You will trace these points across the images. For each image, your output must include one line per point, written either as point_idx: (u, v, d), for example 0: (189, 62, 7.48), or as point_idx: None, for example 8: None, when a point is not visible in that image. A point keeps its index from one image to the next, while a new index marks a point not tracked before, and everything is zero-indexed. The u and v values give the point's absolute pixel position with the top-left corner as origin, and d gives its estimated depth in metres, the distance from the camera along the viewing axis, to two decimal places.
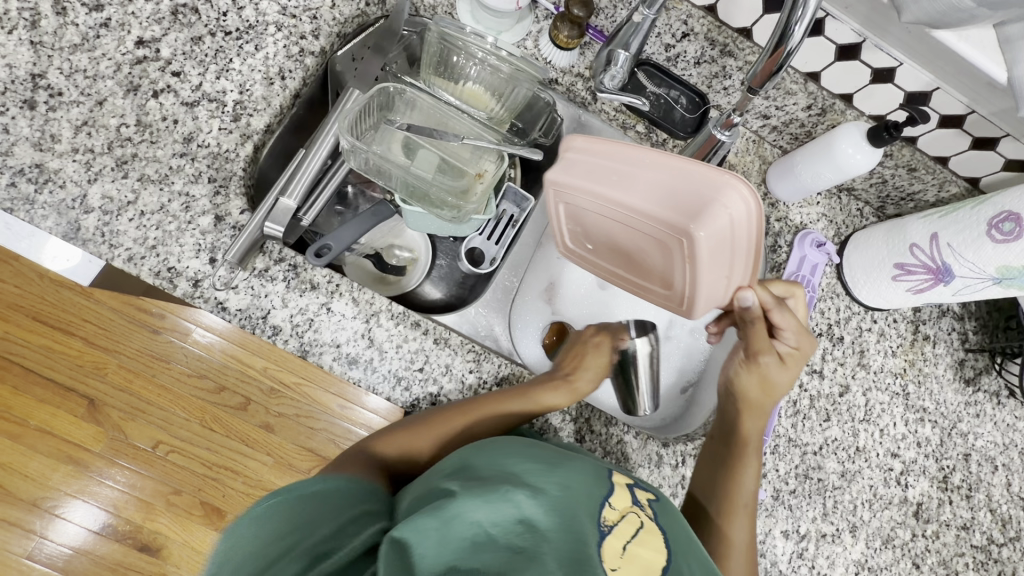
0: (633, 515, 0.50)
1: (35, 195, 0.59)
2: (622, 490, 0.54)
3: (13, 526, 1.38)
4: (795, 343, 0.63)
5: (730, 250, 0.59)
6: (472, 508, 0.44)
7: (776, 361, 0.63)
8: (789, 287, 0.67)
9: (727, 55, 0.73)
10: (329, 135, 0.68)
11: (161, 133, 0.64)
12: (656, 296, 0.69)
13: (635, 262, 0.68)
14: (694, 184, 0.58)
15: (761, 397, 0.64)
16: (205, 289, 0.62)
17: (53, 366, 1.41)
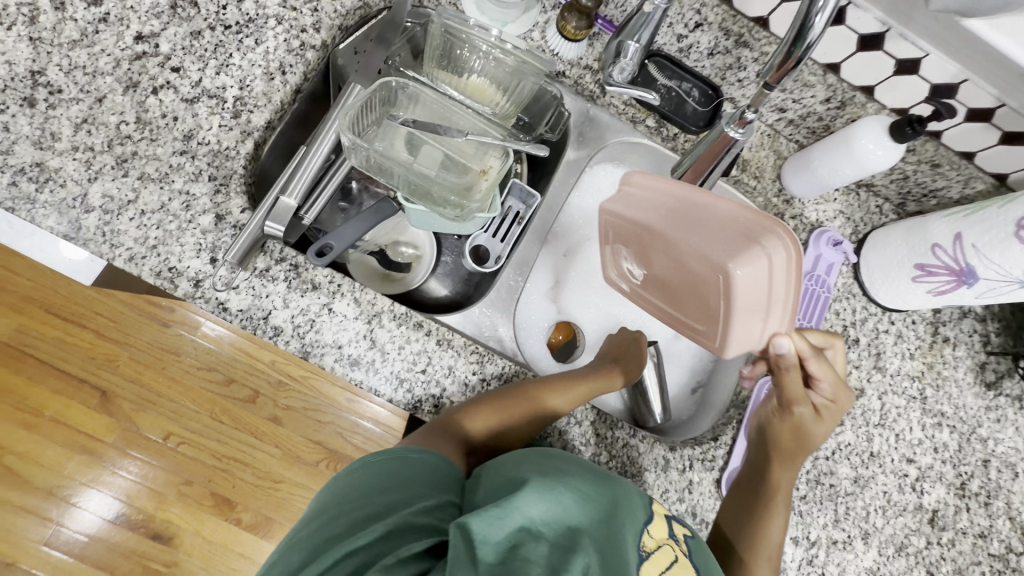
0: (668, 548, 0.55)
1: (36, 194, 0.59)
2: (661, 521, 0.58)
3: (30, 513, 1.39)
4: (830, 397, 0.66)
5: (767, 298, 0.61)
6: (535, 505, 0.48)
7: (811, 414, 0.66)
8: (830, 338, 0.68)
9: (742, 46, 0.70)
10: (330, 132, 0.66)
11: (161, 131, 0.63)
12: (694, 331, 0.71)
13: (677, 292, 0.72)
14: (738, 225, 0.61)
15: (795, 448, 0.66)
16: (206, 290, 0.61)
17: (66, 358, 1.43)
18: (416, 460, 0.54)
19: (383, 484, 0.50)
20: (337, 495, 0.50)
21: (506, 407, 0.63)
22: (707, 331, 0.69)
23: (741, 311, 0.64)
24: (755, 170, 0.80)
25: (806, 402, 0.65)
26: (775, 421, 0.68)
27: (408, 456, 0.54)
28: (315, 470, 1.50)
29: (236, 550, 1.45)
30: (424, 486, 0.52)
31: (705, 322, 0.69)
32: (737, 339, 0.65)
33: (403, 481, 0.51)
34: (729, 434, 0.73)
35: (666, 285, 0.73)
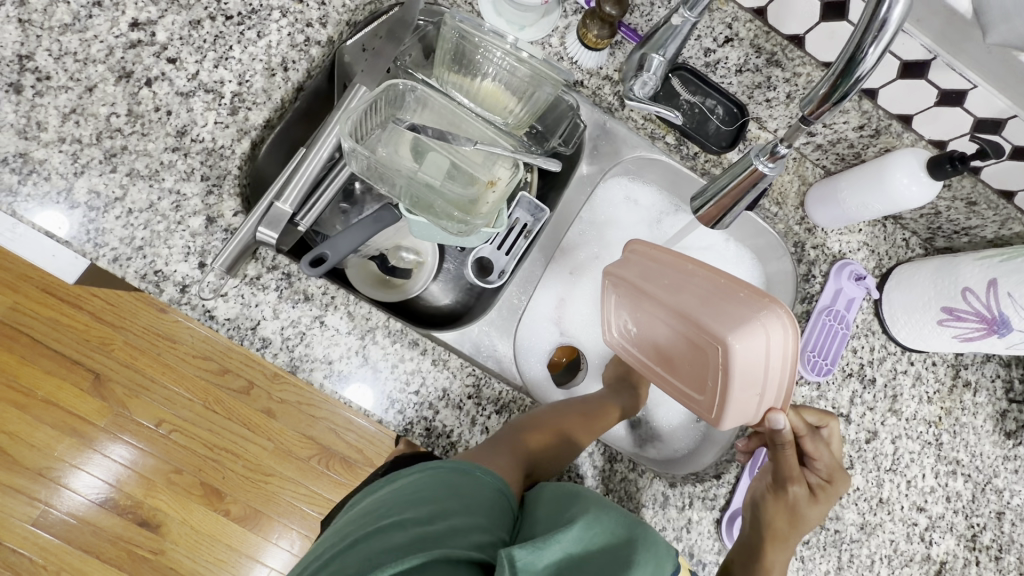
0: None
1: (18, 187, 0.56)
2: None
3: (17, 493, 1.37)
4: (826, 477, 0.64)
5: (763, 374, 0.61)
6: (577, 541, 0.47)
7: (806, 494, 0.62)
8: (824, 417, 0.66)
9: (774, 65, 0.66)
10: (330, 135, 0.63)
11: (153, 125, 0.59)
12: (684, 396, 0.68)
13: (676, 361, 0.68)
14: (741, 300, 0.61)
15: (788, 529, 0.61)
16: (192, 296, 0.58)
17: (60, 339, 1.41)
18: (484, 482, 0.53)
19: (447, 503, 0.49)
20: (401, 501, 0.50)
21: (561, 429, 0.63)
22: (702, 402, 0.65)
23: (738, 388, 0.61)
24: (777, 196, 0.76)
25: (802, 480, 0.62)
26: (769, 499, 0.63)
27: (477, 475, 0.53)
28: (307, 466, 1.48)
29: (223, 541, 1.43)
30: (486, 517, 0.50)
31: (702, 393, 0.65)
32: (734, 415, 0.62)
33: (466, 506, 0.50)
34: (732, 473, 0.70)
35: (662, 353, 0.69)
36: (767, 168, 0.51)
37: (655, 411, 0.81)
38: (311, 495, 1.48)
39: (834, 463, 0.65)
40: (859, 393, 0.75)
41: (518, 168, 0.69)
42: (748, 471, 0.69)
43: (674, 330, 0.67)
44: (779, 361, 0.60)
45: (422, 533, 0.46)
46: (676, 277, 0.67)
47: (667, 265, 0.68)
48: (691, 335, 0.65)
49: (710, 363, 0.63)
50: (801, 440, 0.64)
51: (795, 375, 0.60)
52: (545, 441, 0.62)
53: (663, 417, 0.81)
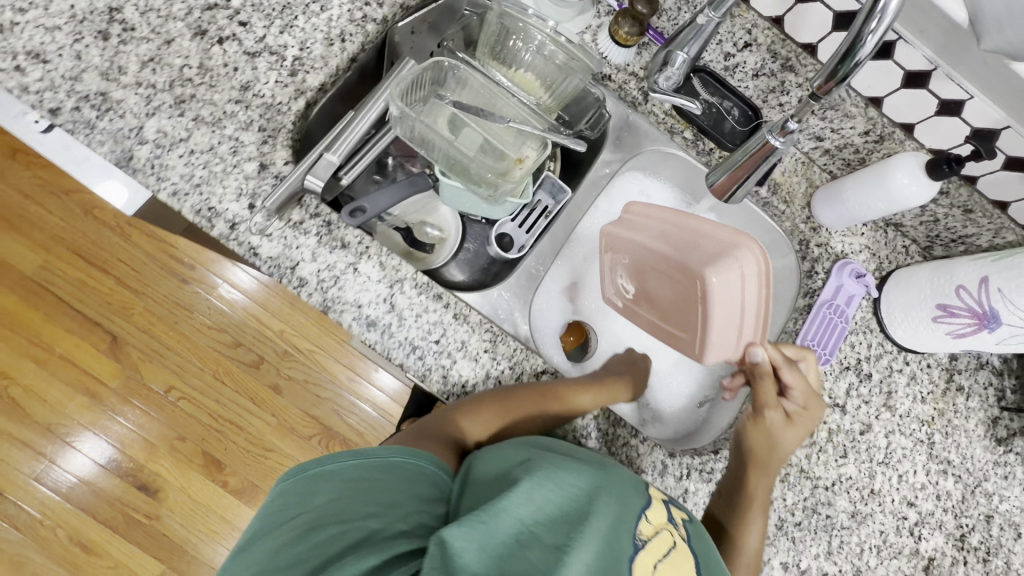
0: (666, 532, 0.56)
1: (96, 122, 0.61)
2: (660, 506, 0.59)
3: (25, 446, 1.40)
4: (802, 404, 0.68)
5: (739, 308, 0.67)
6: (524, 505, 0.52)
7: (782, 419, 0.67)
8: (801, 353, 0.70)
9: (788, 70, 0.72)
10: (379, 100, 0.69)
11: (220, 79, 0.65)
12: (673, 338, 0.75)
13: (665, 308, 0.75)
14: (715, 246, 0.68)
15: (768, 455, 0.67)
16: (240, 233, 0.63)
17: (85, 300, 1.46)
18: (405, 466, 0.58)
19: (377, 494, 0.54)
20: (334, 497, 0.53)
21: (503, 409, 0.65)
22: (687, 340, 0.72)
23: (717, 321, 0.68)
24: (786, 195, 0.81)
25: (777, 406, 0.67)
26: (749, 427, 0.69)
27: (397, 461, 0.58)
28: (308, 445, 1.50)
29: (218, 513, 1.44)
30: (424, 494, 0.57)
31: (687, 331, 0.72)
32: (715, 348, 0.69)
33: (397, 492, 0.55)
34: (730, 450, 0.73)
35: (652, 304, 0.76)
36: (777, 141, 0.56)
37: (660, 394, 0.84)
38: None
39: (811, 391, 0.69)
40: (855, 386, 0.78)
41: (546, 148, 0.74)
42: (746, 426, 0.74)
43: (663, 276, 0.74)
44: (753, 296, 0.66)
45: (365, 532, 0.50)
46: (667, 233, 0.74)
47: (660, 222, 0.75)
48: (677, 280, 0.72)
49: (692, 300, 0.70)
50: (780, 370, 0.68)
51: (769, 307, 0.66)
52: (484, 422, 0.65)
53: (667, 399, 0.84)
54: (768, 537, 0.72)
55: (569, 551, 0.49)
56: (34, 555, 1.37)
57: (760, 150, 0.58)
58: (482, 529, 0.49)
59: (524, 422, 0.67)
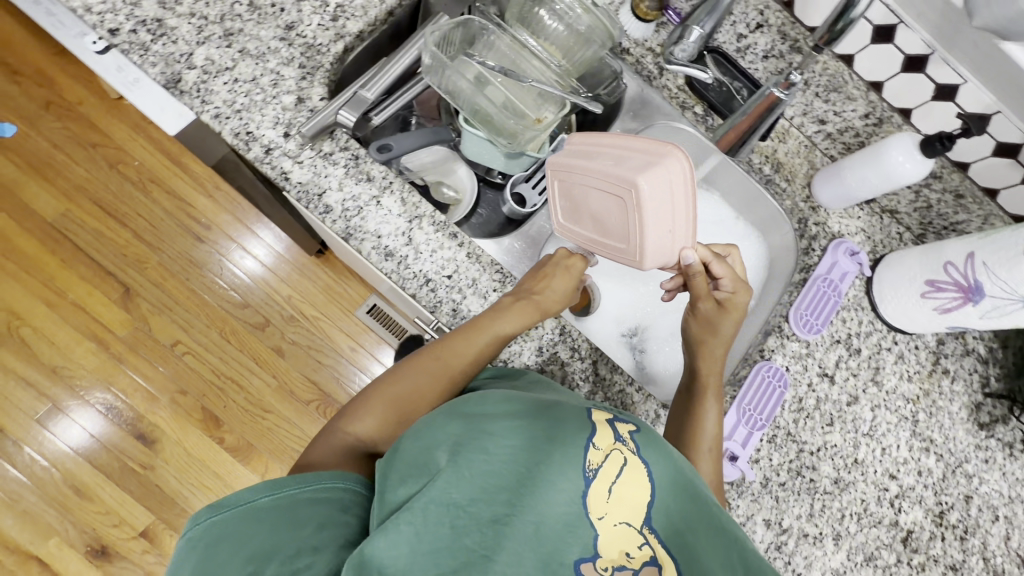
0: (616, 452, 0.55)
1: (150, 45, 0.66)
2: (603, 426, 0.57)
3: (29, 387, 1.42)
4: (730, 290, 0.74)
5: (672, 212, 0.64)
6: (456, 489, 0.50)
7: (714, 308, 0.73)
8: (727, 248, 0.78)
9: (796, 52, 0.78)
10: (414, 47, 0.74)
11: (268, 17, 0.70)
12: (612, 251, 0.70)
13: (599, 224, 0.69)
14: (642, 159, 0.63)
15: (709, 340, 0.73)
16: (274, 158, 0.67)
17: (101, 250, 1.50)
18: (274, 500, 0.50)
19: (245, 543, 0.47)
20: (198, 572, 0.46)
21: (395, 394, 0.64)
22: (625, 252, 0.68)
23: (651, 229, 0.64)
24: (788, 174, 0.86)
25: (708, 297, 0.72)
26: (691, 322, 0.75)
27: (254, 504, 0.49)
28: (305, 409, 1.52)
29: (212, 469, 1.45)
30: (325, 505, 0.51)
31: (624, 243, 0.67)
32: (653, 257, 0.66)
33: (274, 528, 0.48)
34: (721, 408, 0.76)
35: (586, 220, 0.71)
36: (780, 93, 0.72)
37: (657, 357, 0.86)
38: (303, 439, 1.50)
39: (739, 278, 0.74)
40: (844, 358, 0.81)
41: (564, 108, 0.80)
42: (735, 407, 0.75)
43: (595, 191, 0.67)
44: (685, 198, 0.64)
45: None
46: (605, 153, 0.66)
47: (608, 146, 0.66)
48: (610, 195, 0.66)
49: (625, 211, 0.64)
50: (709, 265, 0.73)
51: (697, 207, 0.64)
52: (381, 418, 0.63)
53: (662, 362, 0.86)
54: (754, 494, 0.74)
55: (512, 519, 0.50)
56: (28, 495, 1.39)
57: (765, 102, 0.74)
58: (416, 523, 0.48)
59: (430, 392, 0.65)
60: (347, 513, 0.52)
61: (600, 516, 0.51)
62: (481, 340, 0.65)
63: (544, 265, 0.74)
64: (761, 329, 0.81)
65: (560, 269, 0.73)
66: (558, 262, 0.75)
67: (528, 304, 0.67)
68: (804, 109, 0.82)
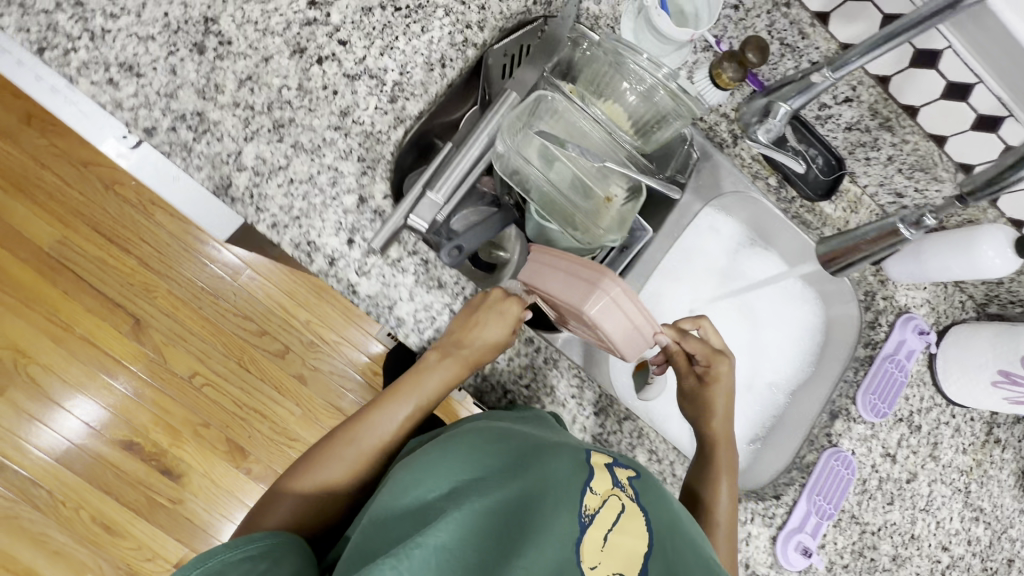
0: (613, 500, 0.56)
1: (193, 144, 0.58)
2: (602, 471, 0.59)
3: (38, 423, 1.37)
4: (707, 362, 0.72)
5: (622, 315, 0.58)
6: (446, 532, 0.47)
7: (696, 384, 0.73)
8: (696, 321, 0.72)
9: (885, 129, 0.72)
10: (481, 135, 0.66)
11: (320, 102, 0.62)
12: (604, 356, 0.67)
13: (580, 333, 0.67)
14: (573, 274, 0.59)
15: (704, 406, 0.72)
16: (339, 269, 0.62)
17: (104, 279, 1.41)
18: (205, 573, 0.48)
19: None
20: None
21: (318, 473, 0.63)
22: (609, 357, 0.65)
23: (612, 339, 0.60)
24: None
25: (690, 373, 0.73)
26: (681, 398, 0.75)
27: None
28: None
29: (240, 499, 1.44)
30: (260, 565, 0.50)
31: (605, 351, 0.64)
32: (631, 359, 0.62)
33: None
34: (790, 495, 0.76)
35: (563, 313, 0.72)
36: (908, 232, 0.67)
37: None
38: None
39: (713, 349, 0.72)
40: (906, 437, 0.81)
41: (640, 198, 0.73)
42: (805, 492, 0.75)
43: (558, 311, 0.64)
44: (628, 301, 0.57)
45: None
46: (549, 276, 0.63)
47: (547, 267, 0.64)
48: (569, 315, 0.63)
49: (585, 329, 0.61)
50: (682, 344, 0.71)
51: (639, 303, 0.57)
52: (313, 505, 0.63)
53: None
54: None
55: (503, 567, 0.47)
56: (56, 533, 1.37)
57: (888, 231, 0.68)
58: (402, 568, 0.44)
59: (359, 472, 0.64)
60: (264, 559, 0.51)
61: (593, 565, 0.50)
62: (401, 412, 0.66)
63: (476, 306, 0.63)
64: (826, 410, 0.81)
65: (491, 315, 0.63)
66: (490, 305, 0.63)
67: (454, 363, 0.63)
68: (882, 180, 0.78)
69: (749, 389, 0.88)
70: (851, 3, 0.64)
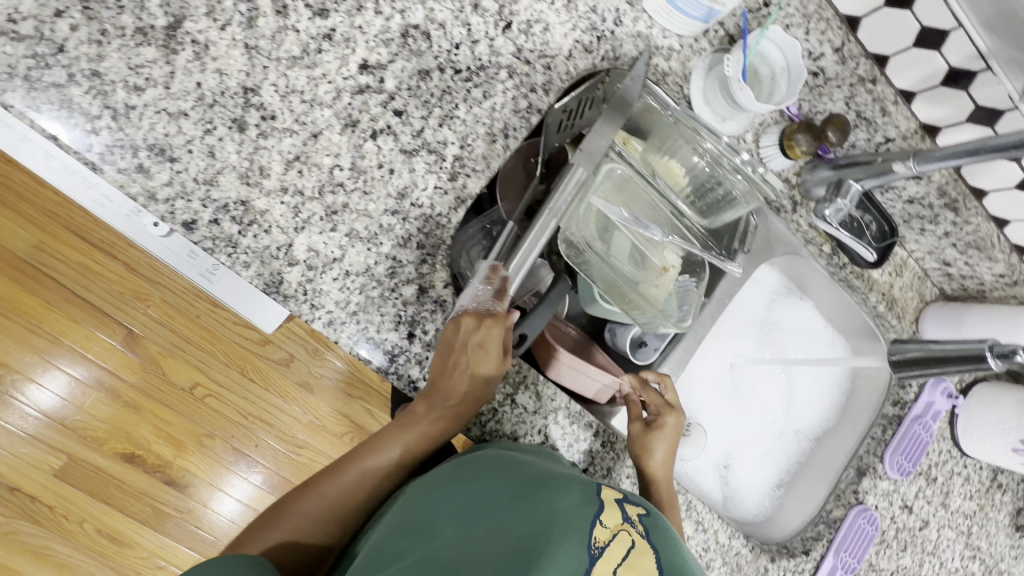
0: (623, 534, 0.48)
1: (239, 238, 0.52)
2: (613, 506, 0.52)
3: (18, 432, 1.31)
4: (657, 410, 0.70)
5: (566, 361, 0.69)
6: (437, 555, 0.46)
7: (641, 429, 0.68)
8: (659, 375, 0.72)
9: (949, 209, 0.71)
10: (548, 216, 0.59)
11: (376, 183, 0.56)
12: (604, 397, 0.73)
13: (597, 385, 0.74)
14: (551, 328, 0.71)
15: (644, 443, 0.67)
16: (400, 365, 0.58)
17: (89, 287, 1.31)
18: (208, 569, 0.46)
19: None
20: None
21: (288, 527, 0.55)
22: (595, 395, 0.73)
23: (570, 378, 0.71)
24: (899, 311, 0.83)
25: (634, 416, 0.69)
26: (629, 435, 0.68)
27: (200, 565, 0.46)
28: (339, 441, 1.48)
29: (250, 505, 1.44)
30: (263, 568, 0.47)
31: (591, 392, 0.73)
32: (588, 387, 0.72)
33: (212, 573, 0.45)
34: (818, 550, 0.80)
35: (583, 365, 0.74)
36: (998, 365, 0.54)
37: (743, 476, 0.88)
38: None
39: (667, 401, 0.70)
40: (923, 488, 0.86)
41: (701, 279, 0.70)
42: (833, 550, 0.79)
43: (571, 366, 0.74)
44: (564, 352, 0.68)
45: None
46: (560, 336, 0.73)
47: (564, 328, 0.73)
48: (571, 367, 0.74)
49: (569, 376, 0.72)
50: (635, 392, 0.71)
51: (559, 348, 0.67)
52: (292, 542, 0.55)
53: (753, 486, 0.89)
54: None
55: None
56: (61, 546, 1.35)
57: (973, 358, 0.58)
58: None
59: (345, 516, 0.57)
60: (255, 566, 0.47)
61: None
62: (391, 450, 0.59)
63: (454, 348, 0.56)
64: (854, 465, 0.84)
65: (469, 354, 0.56)
66: (466, 344, 0.56)
67: (443, 409, 0.58)
68: (932, 250, 0.78)
69: (780, 437, 0.89)
70: (943, 89, 0.61)
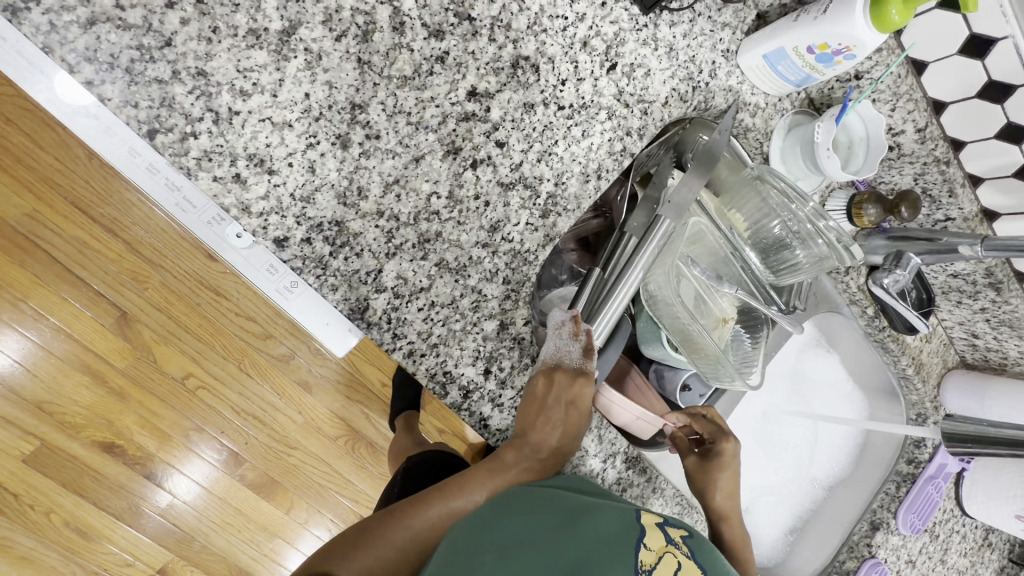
0: (670, 556, 0.42)
1: (329, 259, 0.50)
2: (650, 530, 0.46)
3: None
4: (710, 440, 0.68)
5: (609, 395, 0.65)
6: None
7: (697, 462, 0.67)
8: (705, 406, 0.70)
9: (992, 288, 0.75)
10: (636, 267, 0.58)
11: (470, 214, 0.55)
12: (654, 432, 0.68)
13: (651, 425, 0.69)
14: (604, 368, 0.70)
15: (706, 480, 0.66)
16: (473, 402, 0.56)
17: (86, 264, 1.22)
18: None
19: None
20: None
21: (372, 555, 0.50)
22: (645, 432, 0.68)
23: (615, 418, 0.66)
24: (925, 374, 0.86)
25: (684, 450, 0.68)
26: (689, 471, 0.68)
27: None
28: (333, 445, 1.40)
29: (233, 506, 1.37)
30: None
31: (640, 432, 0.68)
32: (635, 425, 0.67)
33: None
34: None
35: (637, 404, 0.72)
36: None
37: (765, 521, 0.90)
38: (333, 475, 1.42)
39: (716, 427, 0.68)
40: (926, 544, 0.90)
41: (759, 336, 0.71)
42: None
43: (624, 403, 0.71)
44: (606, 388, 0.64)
45: None
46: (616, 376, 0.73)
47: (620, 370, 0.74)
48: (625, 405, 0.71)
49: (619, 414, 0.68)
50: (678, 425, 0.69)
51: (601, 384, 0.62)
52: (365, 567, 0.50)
53: (771, 531, 0.91)
54: None
55: None
56: (21, 538, 1.26)
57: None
58: None
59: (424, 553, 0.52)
60: None
61: None
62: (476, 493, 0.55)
63: (545, 398, 0.55)
64: (868, 519, 0.87)
65: (562, 409, 0.56)
66: (559, 397, 0.56)
67: (533, 458, 0.56)
68: (964, 321, 0.82)
69: (799, 484, 0.92)
70: (1012, 179, 0.64)
